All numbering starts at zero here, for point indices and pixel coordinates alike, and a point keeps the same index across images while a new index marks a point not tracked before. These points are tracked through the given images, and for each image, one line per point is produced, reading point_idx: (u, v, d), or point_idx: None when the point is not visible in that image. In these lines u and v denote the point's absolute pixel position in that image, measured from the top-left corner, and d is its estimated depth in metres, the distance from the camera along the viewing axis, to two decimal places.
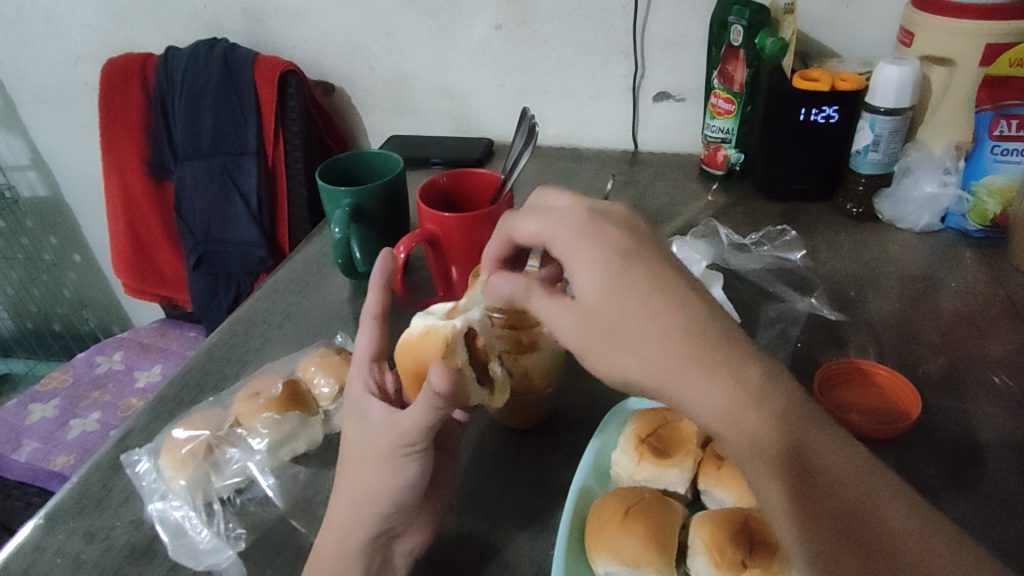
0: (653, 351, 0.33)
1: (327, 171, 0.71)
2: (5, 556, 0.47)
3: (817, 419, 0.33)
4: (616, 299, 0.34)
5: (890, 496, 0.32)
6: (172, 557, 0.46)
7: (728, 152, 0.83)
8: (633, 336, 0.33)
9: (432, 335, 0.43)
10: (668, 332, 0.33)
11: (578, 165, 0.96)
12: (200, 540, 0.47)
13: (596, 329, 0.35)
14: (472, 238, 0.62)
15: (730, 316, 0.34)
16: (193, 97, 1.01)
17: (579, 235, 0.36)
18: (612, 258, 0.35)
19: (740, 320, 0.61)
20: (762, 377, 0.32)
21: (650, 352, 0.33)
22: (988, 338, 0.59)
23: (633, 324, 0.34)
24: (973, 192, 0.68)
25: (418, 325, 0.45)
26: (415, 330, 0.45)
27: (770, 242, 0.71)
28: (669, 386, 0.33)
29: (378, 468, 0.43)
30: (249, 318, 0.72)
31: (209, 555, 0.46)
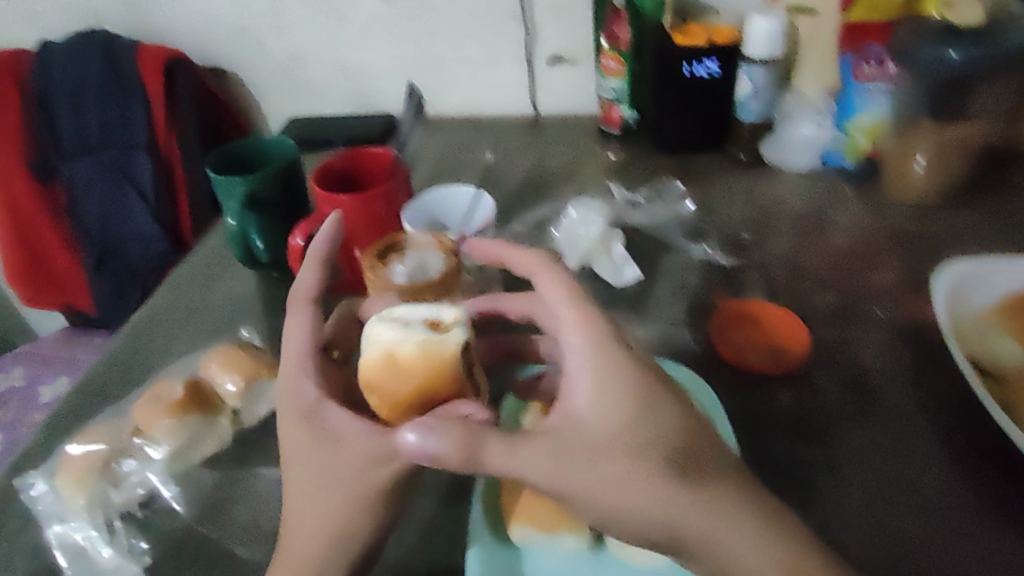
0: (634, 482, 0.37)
1: (215, 162, 0.68)
2: None
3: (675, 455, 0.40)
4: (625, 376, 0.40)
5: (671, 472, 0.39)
6: None
7: (623, 111, 0.85)
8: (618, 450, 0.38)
9: (437, 357, 0.41)
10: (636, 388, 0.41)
11: (481, 134, 0.96)
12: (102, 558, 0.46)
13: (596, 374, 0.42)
14: (370, 217, 0.61)
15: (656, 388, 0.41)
16: (74, 92, 0.95)
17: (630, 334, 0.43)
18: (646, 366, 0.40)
19: (641, 277, 0.64)
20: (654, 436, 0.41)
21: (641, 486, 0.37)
22: (870, 270, 0.63)
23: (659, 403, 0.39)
24: (848, 132, 0.72)
25: (407, 344, 0.41)
26: (401, 345, 0.42)
27: (659, 198, 0.73)
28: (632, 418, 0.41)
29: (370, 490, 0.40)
30: (148, 320, 0.69)
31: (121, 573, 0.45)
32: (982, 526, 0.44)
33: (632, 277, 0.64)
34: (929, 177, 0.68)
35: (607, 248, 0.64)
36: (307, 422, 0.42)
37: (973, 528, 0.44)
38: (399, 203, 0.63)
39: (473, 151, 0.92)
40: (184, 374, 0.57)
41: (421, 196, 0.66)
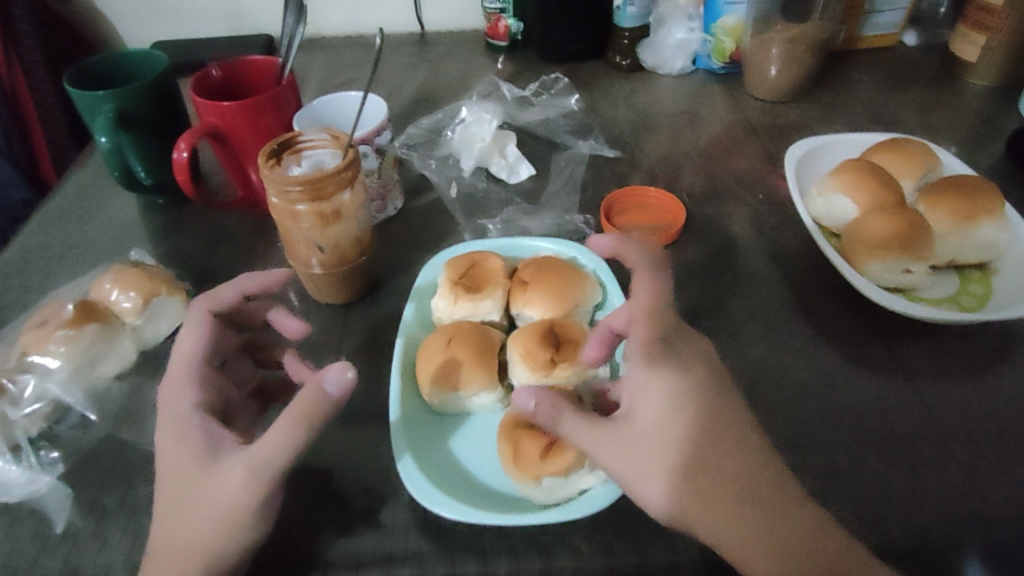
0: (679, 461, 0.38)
1: (74, 78, 0.62)
2: None
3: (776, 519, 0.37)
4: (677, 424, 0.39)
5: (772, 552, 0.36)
6: None
7: (508, 22, 0.86)
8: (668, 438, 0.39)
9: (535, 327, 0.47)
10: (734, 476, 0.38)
11: (368, 53, 0.94)
12: (10, 474, 0.44)
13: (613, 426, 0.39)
14: (260, 128, 0.60)
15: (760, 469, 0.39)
16: None
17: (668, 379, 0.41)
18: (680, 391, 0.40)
19: (535, 172, 0.67)
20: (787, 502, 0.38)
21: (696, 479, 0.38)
22: (735, 155, 0.69)
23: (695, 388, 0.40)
24: (714, 34, 0.78)
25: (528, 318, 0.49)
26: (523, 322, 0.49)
27: (548, 92, 0.77)
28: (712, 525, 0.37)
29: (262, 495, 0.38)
30: (19, 255, 0.65)
31: (28, 485, 0.44)
32: (843, 372, 0.49)
33: (522, 176, 0.67)
34: (784, 76, 0.74)
35: (500, 149, 0.67)
36: (201, 431, 0.40)
37: (836, 373, 0.49)
38: (292, 111, 0.62)
39: (360, 69, 0.91)
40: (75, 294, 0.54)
41: (311, 104, 0.64)
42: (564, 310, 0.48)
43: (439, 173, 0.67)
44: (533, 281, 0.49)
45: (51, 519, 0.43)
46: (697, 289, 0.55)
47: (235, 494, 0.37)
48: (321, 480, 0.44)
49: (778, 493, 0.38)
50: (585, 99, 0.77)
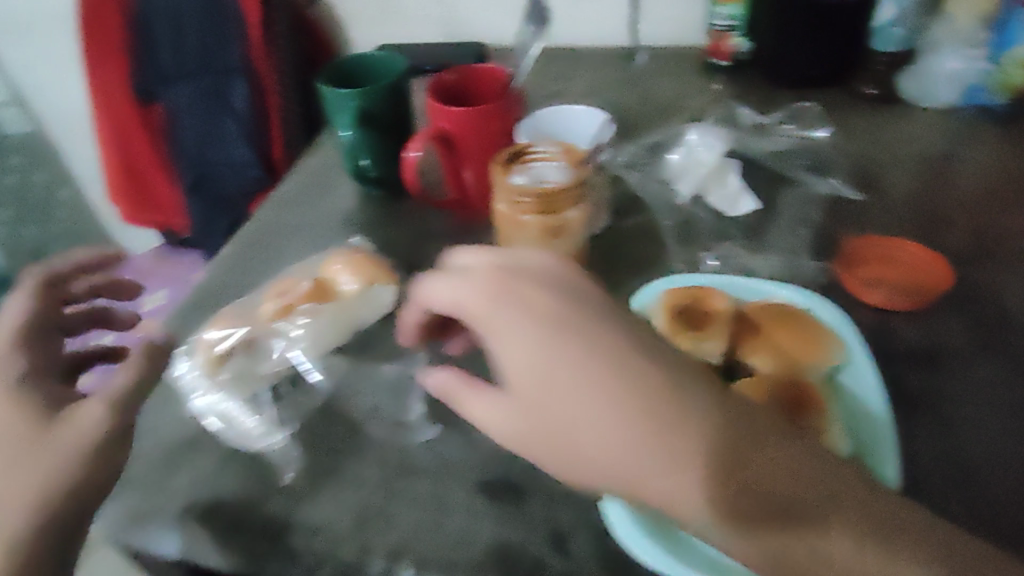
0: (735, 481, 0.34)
1: (325, 77, 0.67)
2: None
3: None
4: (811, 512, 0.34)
5: None
6: (226, 442, 0.48)
7: (736, 40, 0.80)
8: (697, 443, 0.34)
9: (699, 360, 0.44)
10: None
11: (580, 62, 0.91)
12: (251, 425, 0.48)
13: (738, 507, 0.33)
14: (486, 134, 0.60)
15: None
16: (173, 16, 0.97)
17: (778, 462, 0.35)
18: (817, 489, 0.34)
19: (760, 207, 0.62)
20: None
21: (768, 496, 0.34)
22: (1007, 210, 0.59)
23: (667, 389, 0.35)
24: (1001, 65, 0.67)
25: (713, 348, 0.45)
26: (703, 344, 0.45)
27: (795, 121, 0.71)
28: None
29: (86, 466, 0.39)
30: (255, 230, 0.70)
31: (261, 438, 0.47)
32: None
33: (747, 207, 0.62)
34: None
35: (720, 177, 0.63)
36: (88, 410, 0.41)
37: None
38: (514, 120, 0.62)
39: (567, 79, 0.88)
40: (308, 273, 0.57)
41: (537, 113, 0.65)
42: (802, 363, 0.43)
43: (653, 196, 0.63)
44: (768, 329, 0.45)
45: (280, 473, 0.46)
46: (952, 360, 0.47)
47: (66, 454, 0.38)
48: (518, 497, 0.43)
49: None
50: (835, 126, 0.70)
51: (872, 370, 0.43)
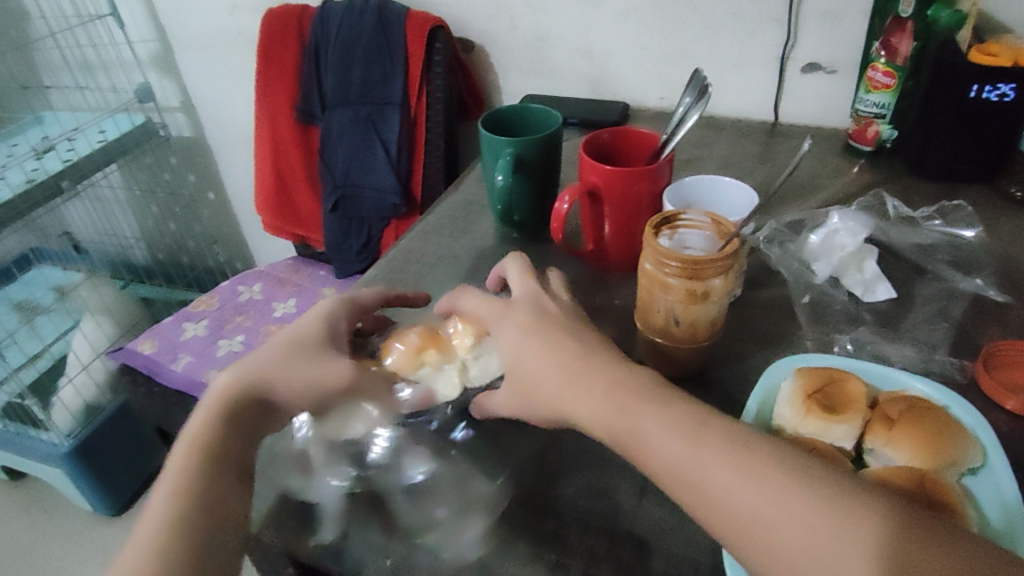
0: (832, 543, 0.35)
1: (487, 122, 0.73)
2: None
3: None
4: (773, 508, 0.37)
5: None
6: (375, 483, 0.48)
7: (881, 128, 0.82)
8: (776, 504, 0.37)
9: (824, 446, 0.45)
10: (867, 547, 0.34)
11: (718, 133, 0.95)
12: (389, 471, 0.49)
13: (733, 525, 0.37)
14: (631, 193, 0.63)
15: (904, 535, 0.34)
16: (346, 48, 1.07)
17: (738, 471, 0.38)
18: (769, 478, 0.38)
19: (895, 295, 0.62)
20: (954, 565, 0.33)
21: (862, 544, 0.34)
22: None
23: (720, 448, 0.39)
24: None
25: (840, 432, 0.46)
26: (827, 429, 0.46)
27: (943, 217, 0.70)
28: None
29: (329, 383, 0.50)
30: (401, 254, 0.76)
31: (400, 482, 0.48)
32: None
33: (881, 295, 0.62)
34: None
35: (859, 262, 0.64)
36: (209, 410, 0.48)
37: None
38: (661, 185, 0.64)
39: (706, 148, 0.91)
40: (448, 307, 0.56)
41: (684, 181, 0.67)
42: (939, 459, 0.43)
43: (789, 272, 0.65)
44: (900, 420, 0.45)
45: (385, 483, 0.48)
46: None
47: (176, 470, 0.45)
48: (638, 550, 0.44)
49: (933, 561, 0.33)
50: (984, 224, 0.70)
51: (1009, 475, 0.43)
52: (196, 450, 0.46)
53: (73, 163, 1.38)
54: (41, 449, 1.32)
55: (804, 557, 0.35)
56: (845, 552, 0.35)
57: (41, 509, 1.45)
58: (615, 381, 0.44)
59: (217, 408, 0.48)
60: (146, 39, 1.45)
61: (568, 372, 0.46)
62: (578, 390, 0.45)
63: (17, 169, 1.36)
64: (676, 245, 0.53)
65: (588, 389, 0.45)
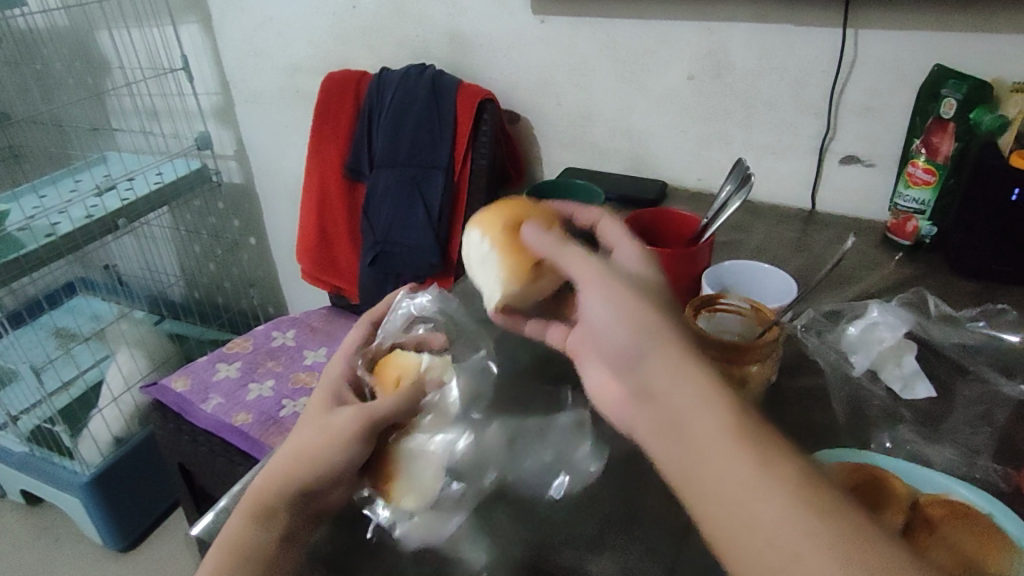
0: (711, 419, 0.39)
1: (531, 195, 0.76)
2: (209, 521, 0.54)
3: (818, 494, 0.35)
4: (678, 387, 0.40)
5: (805, 519, 0.35)
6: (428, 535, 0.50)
7: (920, 224, 0.82)
8: (683, 387, 0.40)
9: None
10: (740, 446, 0.38)
11: (752, 217, 0.97)
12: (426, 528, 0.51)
13: (652, 397, 0.42)
14: (671, 273, 0.64)
15: (789, 453, 0.38)
16: (399, 112, 1.13)
17: (671, 353, 0.41)
18: (694, 367, 0.41)
19: (935, 395, 0.62)
20: (813, 489, 0.36)
21: (721, 445, 0.38)
22: None
23: (672, 346, 0.42)
24: None
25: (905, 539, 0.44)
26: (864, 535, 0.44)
27: (985, 321, 0.70)
28: (739, 489, 0.36)
29: (341, 445, 0.53)
30: None
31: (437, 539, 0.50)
32: None
33: (921, 394, 0.61)
34: None
35: (897, 358, 0.63)
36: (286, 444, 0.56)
37: None
38: (700, 268, 0.66)
39: (742, 231, 0.93)
40: (473, 262, 0.64)
41: (721, 264, 0.69)
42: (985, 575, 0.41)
43: (827, 362, 0.65)
44: (942, 526, 0.44)
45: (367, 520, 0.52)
46: None
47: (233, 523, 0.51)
48: None
49: (790, 479, 0.36)
50: None
51: None
52: (225, 548, 0.50)
53: (130, 203, 1.45)
54: (62, 477, 1.33)
55: (689, 424, 0.39)
56: (712, 452, 0.38)
57: (51, 537, 1.45)
58: (688, 371, 0.40)
59: (248, 509, 0.51)
60: (210, 91, 1.54)
61: (642, 339, 0.42)
62: (644, 361, 0.42)
63: (78, 205, 1.42)
64: (713, 328, 0.55)
65: (602, 281, 0.46)
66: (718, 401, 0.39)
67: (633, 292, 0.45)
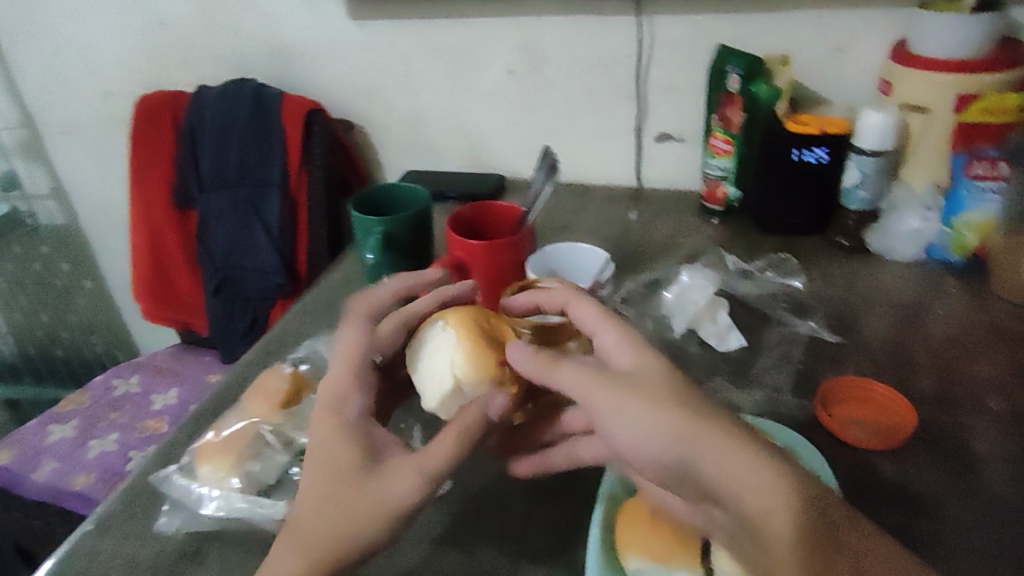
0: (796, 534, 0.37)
1: (355, 205, 0.75)
2: None
3: None
4: (752, 502, 0.38)
5: None
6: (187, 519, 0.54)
7: (727, 189, 0.90)
8: (760, 499, 0.38)
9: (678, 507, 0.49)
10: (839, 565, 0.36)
11: (584, 200, 1.01)
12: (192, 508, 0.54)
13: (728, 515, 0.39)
14: (495, 264, 0.66)
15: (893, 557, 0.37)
16: (222, 132, 1.08)
17: (732, 467, 0.38)
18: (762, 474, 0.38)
19: (746, 343, 0.68)
20: None
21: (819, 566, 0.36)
22: (976, 361, 0.66)
23: (730, 452, 0.39)
24: (954, 227, 0.76)
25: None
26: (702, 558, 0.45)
27: (773, 270, 0.78)
28: None
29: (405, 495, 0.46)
30: (274, 340, 0.75)
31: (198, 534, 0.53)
32: None
33: (733, 346, 0.67)
34: None
35: (712, 315, 0.69)
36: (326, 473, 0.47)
37: None
38: (524, 254, 0.68)
39: (577, 215, 0.97)
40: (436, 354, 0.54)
41: (546, 249, 0.70)
42: None
43: (653, 332, 0.69)
44: None
45: (155, 526, 0.54)
46: (927, 504, 0.52)
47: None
48: None
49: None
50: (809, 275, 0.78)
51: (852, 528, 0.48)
52: None
53: None
54: None
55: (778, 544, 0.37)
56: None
57: None
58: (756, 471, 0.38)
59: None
60: (10, 125, 1.39)
61: (679, 444, 0.40)
62: (700, 473, 0.39)
63: None
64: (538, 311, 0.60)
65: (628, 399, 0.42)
66: (800, 511, 0.37)
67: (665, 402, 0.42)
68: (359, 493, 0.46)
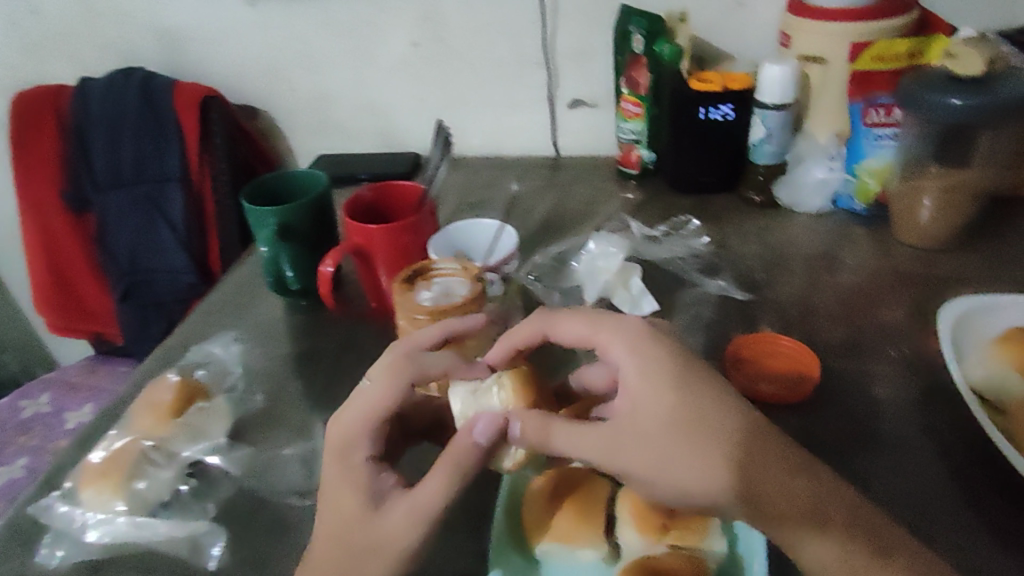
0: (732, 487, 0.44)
1: (248, 195, 0.71)
2: None
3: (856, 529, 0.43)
4: (705, 475, 0.44)
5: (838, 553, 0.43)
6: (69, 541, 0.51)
7: (641, 152, 0.88)
8: (710, 471, 0.44)
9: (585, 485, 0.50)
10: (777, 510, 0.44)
11: (501, 174, 0.99)
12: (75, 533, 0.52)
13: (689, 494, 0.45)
14: (398, 246, 0.64)
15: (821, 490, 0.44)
16: (112, 127, 1.01)
17: (689, 448, 0.45)
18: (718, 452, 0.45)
19: (659, 308, 0.67)
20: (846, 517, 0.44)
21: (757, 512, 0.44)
22: (881, 306, 0.67)
23: (689, 437, 0.45)
24: (858, 175, 0.76)
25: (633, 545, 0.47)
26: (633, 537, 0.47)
27: (677, 233, 0.78)
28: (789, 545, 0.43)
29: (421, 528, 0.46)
30: (174, 346, 0.71)
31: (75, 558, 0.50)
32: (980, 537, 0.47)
33: (646, 311, 0.67)
34: (937, 221, 0.71)
35: (624, 282, 0.68)
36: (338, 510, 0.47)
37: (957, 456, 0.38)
38: (427, 235, 0.66)
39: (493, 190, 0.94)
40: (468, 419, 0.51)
41: (447, 227, 0.69)
42: None
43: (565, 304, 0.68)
44: None
45: (39, 558, 0.51)
46: (832, 455, 0.53)
47: None
48: None
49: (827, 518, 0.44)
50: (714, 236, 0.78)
51: None
52: None
53: None
54: None
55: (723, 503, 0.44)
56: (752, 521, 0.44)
57: None
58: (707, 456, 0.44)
59: None
60: None
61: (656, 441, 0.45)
62: (667, 464, 0.45)
63: None
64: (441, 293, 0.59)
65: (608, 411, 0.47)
66: (744, 472, 0.44)
67: (642, 400, 0.47)
68: (362, 530, 0.46)
